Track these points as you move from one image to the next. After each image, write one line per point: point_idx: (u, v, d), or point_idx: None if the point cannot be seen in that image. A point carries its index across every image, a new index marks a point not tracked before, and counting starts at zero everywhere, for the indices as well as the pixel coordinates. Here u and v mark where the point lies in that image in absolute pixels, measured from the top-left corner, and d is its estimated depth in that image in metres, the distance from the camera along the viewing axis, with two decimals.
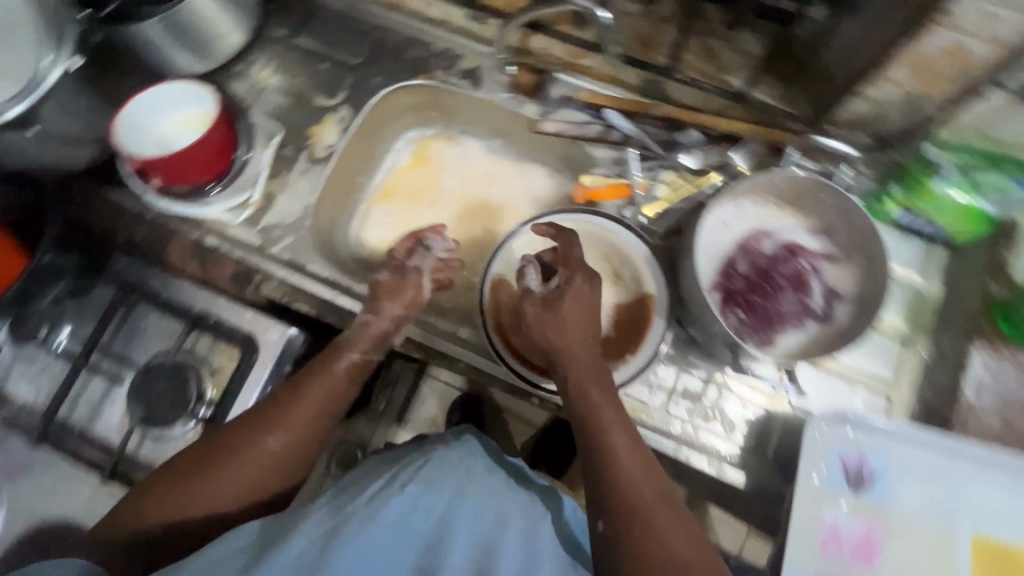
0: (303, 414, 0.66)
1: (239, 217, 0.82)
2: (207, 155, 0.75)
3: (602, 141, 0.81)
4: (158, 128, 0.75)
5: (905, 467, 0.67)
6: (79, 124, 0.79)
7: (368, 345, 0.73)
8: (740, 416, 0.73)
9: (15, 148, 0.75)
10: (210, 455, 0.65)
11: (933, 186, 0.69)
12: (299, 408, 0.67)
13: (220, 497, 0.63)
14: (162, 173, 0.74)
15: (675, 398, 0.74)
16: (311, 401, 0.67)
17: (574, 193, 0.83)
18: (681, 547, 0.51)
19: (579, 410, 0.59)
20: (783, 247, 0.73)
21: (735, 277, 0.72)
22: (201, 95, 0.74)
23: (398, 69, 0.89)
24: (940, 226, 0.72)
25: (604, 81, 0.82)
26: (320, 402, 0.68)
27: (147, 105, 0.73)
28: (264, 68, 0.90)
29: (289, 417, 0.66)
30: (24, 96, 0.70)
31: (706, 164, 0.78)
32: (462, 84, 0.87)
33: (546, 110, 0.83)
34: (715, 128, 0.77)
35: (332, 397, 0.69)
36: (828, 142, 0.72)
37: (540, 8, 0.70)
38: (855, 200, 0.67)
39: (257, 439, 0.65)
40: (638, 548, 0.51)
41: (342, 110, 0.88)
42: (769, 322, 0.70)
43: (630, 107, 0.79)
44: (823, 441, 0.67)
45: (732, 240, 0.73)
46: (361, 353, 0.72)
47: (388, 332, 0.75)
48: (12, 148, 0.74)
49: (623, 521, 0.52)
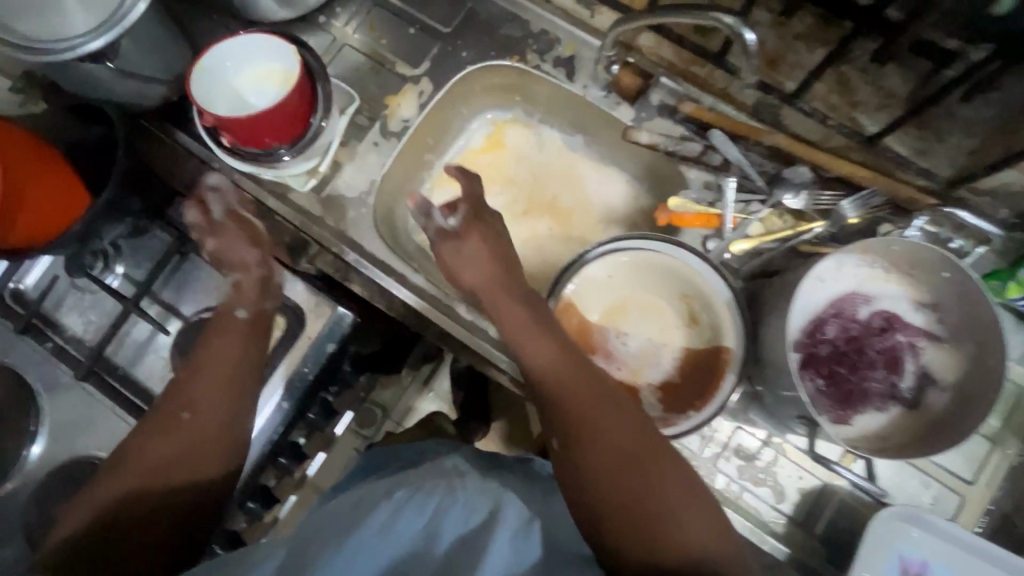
0: (209, 375, 0.66)
1: (306, 185, 0.78)
2: (282, 116, 0.67)
3: (699, 163, 0.74)
4: (237, 79, 0.70)
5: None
6: (159, 64, 0.75)
7: (255, 294, 0.72)
8: (793, 486, 0.68)
9: (95, 83, 0.71)
10: (149, 449, 0.62)
11: None
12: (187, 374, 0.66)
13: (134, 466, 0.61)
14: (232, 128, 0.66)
15: (726, 453, 0.69)
16: (229, 356, 0.67)
17: (657, 215, 0.75)
18: (633, 450, 0.48)
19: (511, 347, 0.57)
20: (879, 317, 0.66)
21: (822, 344, 0.65)
22: (284, 51, 0.68)
23: (488, 45, 0.82)
24: None
25: (716, 96, 0.73)
26: (236, 361, 0.68)
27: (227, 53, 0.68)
28: (347, 23, 0.85)
29: (206, 386, 0.65)
30: (106, 29, 0.63)
31: (810, 206, 0.70)
32: (555, 73, 0.80)
33: (641, 118, 0.77)
34: (831, 170, 0.68)
35: (241, 352, 0.68)
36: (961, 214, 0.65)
37: (678, 16, 0.61)
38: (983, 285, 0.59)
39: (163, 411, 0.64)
40: (586, 462, 0.48)
41: (423, 83, 0.83)
42: (850, 397, 0.65)
43: (741, 130, 0.70)
44: (887, 540, 0.60)
45: (825, 301, 0.66)
46: (249, 307, 0.71)
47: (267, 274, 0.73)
48: (92, 83, 0.71)
49: (569, 435, 0.50)
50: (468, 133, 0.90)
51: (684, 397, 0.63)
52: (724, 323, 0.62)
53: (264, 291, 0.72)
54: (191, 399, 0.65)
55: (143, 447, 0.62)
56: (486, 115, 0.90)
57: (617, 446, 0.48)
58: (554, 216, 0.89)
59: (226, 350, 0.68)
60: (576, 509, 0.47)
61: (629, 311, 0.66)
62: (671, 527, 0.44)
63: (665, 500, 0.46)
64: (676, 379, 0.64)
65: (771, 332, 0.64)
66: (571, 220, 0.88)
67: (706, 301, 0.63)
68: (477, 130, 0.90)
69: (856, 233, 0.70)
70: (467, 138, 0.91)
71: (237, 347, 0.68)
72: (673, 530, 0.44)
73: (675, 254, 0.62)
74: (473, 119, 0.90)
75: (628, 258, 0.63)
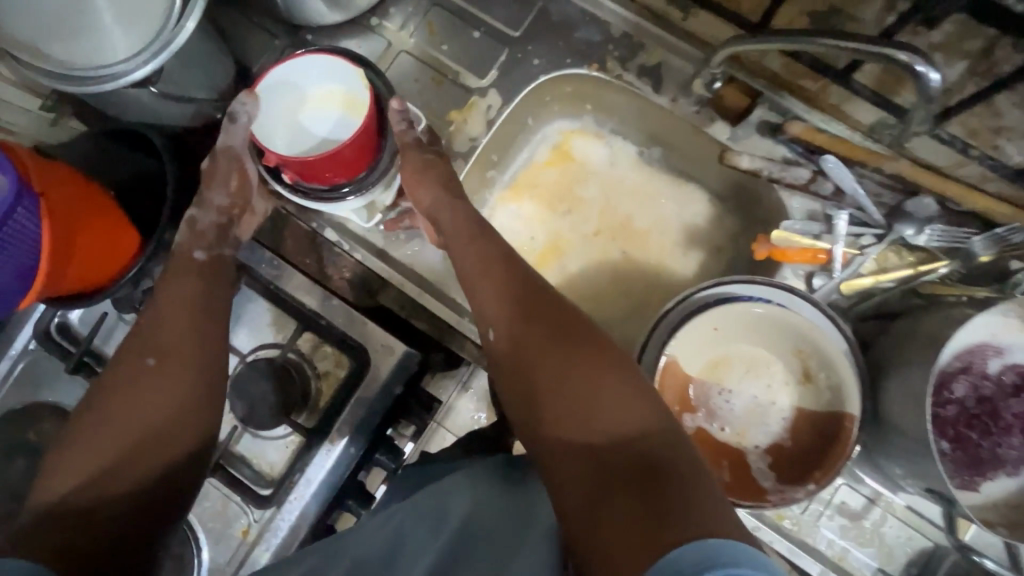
0: (171, 318, 0.60)
1: (369, 221, 0.75)
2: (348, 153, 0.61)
3: (807, 191, 0.66)
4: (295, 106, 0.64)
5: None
6: (202, 80, 0.67)
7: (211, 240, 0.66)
8: (900, 546, 0.64)
9: (136, 105, 0.64)
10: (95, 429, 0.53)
11: None
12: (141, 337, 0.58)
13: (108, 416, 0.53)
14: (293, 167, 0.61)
15: (830, 512, 0.64)
16: (163, 306, 0.60)
17: (755, 248, 0.68)
18: (580, 369, 0.49)
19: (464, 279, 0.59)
20: (1015, 374, 0.58)
21: (949, 405, 0.58)
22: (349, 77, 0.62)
23: (565, 51, 0.74)
24: None
25: (830, 115, 0.66)
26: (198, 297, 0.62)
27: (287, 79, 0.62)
28: (402, 25, 0.76)
29: (162, 328, 0.59)
30: (155, 51, 0.55)
31: (936, 242, 0.63)
32: (641, 84, 0.72)
33: (739, 136, 0.69)
34: (963, 203, 0.61)
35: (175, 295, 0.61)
36: None
37: (838, 42, 0.51)
38: None
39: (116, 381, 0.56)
40: (529, 379, 0.50)
41: (490, 95, 0.75)
42: (980, 463, 0.58)
43: (854, 153, 0.63)
44: None
45: (954, 353, 0.58)
46: (206, 248, 0.65)
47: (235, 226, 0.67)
48: (134, 105, 0.63)
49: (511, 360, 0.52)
50: (533, 143, 0.81)
51: (794, 463, 0.58)
52: (845, 383, 0.56)
53: (221, 237, 0.66)
54: (152, 341, 0.58)
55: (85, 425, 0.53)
56: (556, 125, 0.81)
57: (545, 346, 0.51)
58: (628, 239, 0.80)
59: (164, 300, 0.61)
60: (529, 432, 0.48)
61: (733, 365, 0.61)
62: (603, 409, 0.46)
63: (604, 406, 0.46)
64: (785, 442, 0.59)
65: (895, 388, 0.58)
66: (647, 243, 0.79)
67: (824, 358, 0.57)
68: (543, 139, 0.81)
69: (987, 274, 0.62)
70: (532, 149, 0.81)
71: (182, 293, 0.61)
72: (608, 418, 0.46)
73: (792, 308, 0.57)
74: (541, 129, 0.81)
75: (743, 309, 0.58)
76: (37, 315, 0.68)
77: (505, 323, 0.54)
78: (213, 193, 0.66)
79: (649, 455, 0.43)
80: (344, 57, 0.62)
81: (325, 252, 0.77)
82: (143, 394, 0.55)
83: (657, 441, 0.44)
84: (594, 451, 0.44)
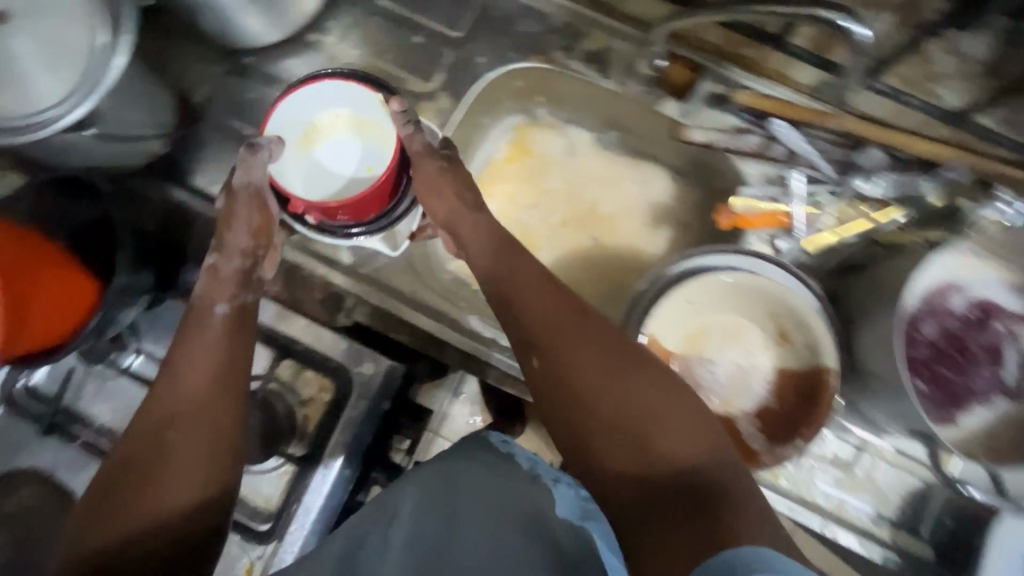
0: (189, 361, 0.51)
1: (395, 249, 0.74)
2: (367, 200, 0.65)
3: (762, 157, 0.66)
4: (310, 122, 0.68)
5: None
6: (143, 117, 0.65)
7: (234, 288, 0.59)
8: (894, 489, 0.66)
9: (74, 151, 0.63)
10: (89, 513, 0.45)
11: None
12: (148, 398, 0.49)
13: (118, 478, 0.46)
14: (315, 209, 0.64)
15: (824, 466, 0.66)
16: (177, 362, 0.51)
17: (718, 218, 0.70)
18: (644, 392, 0.45)
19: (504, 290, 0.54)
20: (976, 307, 0.61)
21: (921, 344, 0.60)
22: (371, 104, 0.67)
23: (507, 45, 0.76)
24: None
25: (770, 80, 0.68)
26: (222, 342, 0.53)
27: (304, 101, 0.66)
28: (342, 37, 0.76)
29: (173, 376, 0.50)
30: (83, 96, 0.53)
31: (893, 194, 0.63)
32: (586, 69, 0.74)
33: (688, 109, 0.71)
34: (907, 150, 0.63)
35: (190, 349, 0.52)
36: None
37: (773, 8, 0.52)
38: None
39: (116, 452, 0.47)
40: (590, 401, 0.45)
41: (440, 98, 0.76)
42: (955, 397, 0.60)
43: (801, 115, 0.65)
44: (1004, 538, 0.58)
45: (921, 296, 0.61)
46: (228, 300, 0.57)
47: (251, 266, 0.61)
48: (69, 151, 0.62)
49: (559, 383, 0.47)
50: (488, 138, 0.78)
51: (780, 419, 0.59)
52: (820, 340, 0.58)
53: (242, 282, 0.60)
54: (165, 390, 0.50)
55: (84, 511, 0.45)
56: (507, 116, 0.78)
57: (598, 360, 0.47)
58: (595, 226, 0.77)
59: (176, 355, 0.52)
60: (572, 458, 0.46)
61: (710, 336, 0.61)
62: (664, 435, 0.43)
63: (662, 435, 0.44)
64: (770, 400, 0.60)
65: (867, 332, 0.60)
66: (614, 228, 0.77)
67: (796, 318, 0.59)
68: (499, 133, 0.78)
69: None
70: (488, 144, 0.78)
71: (217, 343, 0.53)
72: (665, 440, 0.43)
73: (759, 276, 0.58)
74: (496, 122, 0.78)
75: (719, 281, 0.59)
76: (0, 380, 0.65)
77: (543, 330, 0.50)
78: (234, 236, 0.61)
79: (693, 478, 0.42)
80: (360, 82, 0.67)
81: (293, 275, 0.76)
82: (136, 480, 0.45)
83: (701, 468, 0.42)
84: (641, 477, 0.43)
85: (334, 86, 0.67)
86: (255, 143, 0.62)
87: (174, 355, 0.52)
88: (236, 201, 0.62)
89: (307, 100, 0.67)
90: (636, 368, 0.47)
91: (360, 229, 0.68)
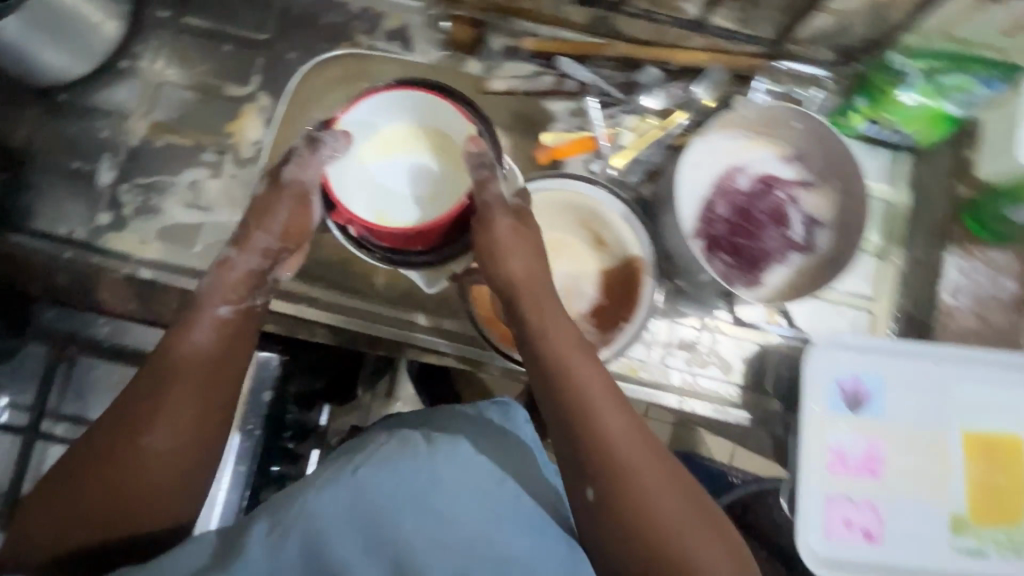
0: (175, 377, 0.50)
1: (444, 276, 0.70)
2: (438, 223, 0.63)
3: (558, 93, 0.75)
4: (382, 132, 0.66)
5: (901, 383, 0.70)
6: None
7: (236, 294, 0.57)
8: (737, 357, 0.74)
9: None
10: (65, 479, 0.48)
11: (897, 95, 0.68)
12: (149, 379, 0.50)
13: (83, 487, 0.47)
14: (359, 224, 0.62)
15: (672, 350, 0.73)
16: (184, 368, 0.51)
17: (537, 155, 0.76)
18: (665, 493, 0.47)
19: (543, 355, 0.54)
20: (758, 181, 0.70)
21: (716, 222, 0.69)
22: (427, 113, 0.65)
23: (314, 39, 0.79)
24: (906, 133, 0.73)
25: (551, 25, 0.75)
26: (205, 363, 0.52)
27: (367, 110, 0.64)
28: (155, 58, 0.78)
29: (159, 399, 0.49)
30: None
31: (670, 103, 0.74)
32: (392, 47, 0.78)
33: (490, 65, 0.77)
34: (673, 62, 0.72)
35: (202, 344, 0.52)
36: (791, 66, 0.72)
37: None
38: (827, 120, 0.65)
39: (107, 430, 0.48)
40: (620, 506, 0.46)
41: (261, 98, 0.78)
42: (754, 261, 0.69)
43: (582, 50, 0.73)
44: (822, 369, 0.69)
45: (707, 182, 0.70)
46: (232, 303, 0.56)
47: (262, 269, 0.61)
48: None
49: (598, 475, 0.47)
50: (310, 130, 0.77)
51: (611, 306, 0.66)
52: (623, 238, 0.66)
53: (254, 285, 0.59)
54: (143, 407, 0.49)
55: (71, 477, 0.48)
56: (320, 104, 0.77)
57: (624, 442, 0.48)
58: None
59: (185, 359, 0.51)
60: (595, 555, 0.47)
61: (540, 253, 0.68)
62: (658, 518, 0.46)
63: (678, 539, 0.46)
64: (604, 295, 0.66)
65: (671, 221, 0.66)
66: None
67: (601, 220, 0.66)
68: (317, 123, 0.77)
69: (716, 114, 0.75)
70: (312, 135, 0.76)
71: (218, 341, 0.53)
72: (678, 547, 0.45)
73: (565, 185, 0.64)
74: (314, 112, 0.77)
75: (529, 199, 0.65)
76: None
77: (567, 415, 0.50)
78: (258, 236, 0.61)
79: None
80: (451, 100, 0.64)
81: (147, 294, 0.73)
82: (129, 477, 0.47)
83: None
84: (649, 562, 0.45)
85: (390, 97, 0.64)
86: (320, 139, 0.62)
87: (191, 348, 0.52)
88: (281, 196, 0.61)
89: (392, 117, 0.65)
90: (671, 477, 0.48)
91: (419, 253, 0.65)
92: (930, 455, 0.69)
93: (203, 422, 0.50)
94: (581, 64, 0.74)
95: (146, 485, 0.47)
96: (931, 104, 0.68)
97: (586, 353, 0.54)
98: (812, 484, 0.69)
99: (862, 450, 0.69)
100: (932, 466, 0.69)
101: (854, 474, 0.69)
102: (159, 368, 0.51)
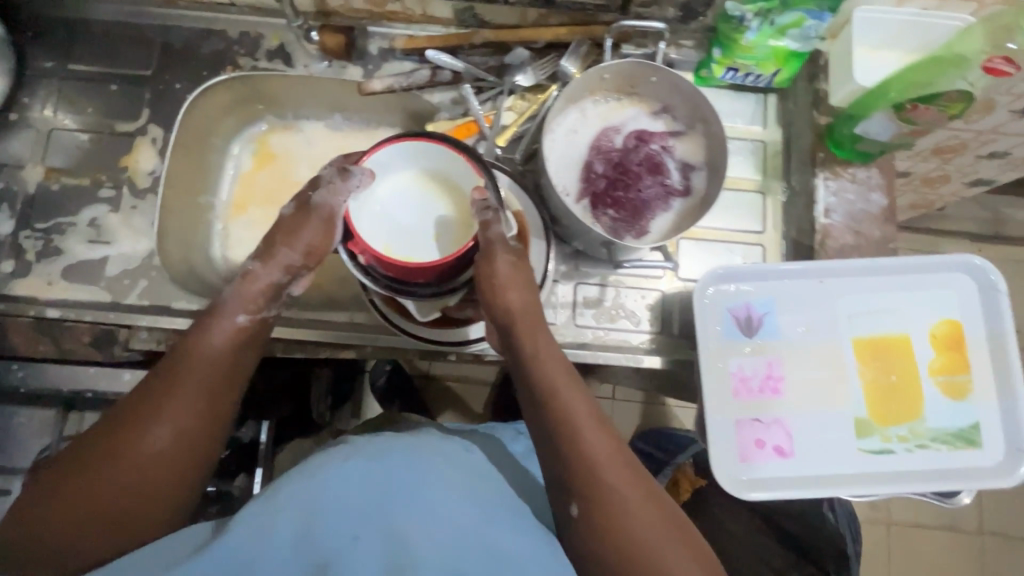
0: (181, 391, 0.68)
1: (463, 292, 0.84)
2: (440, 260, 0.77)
3: (434, 83, 0.88)
4: (383, 182, 0.81)
5: (780, 300, 0.85)
6: None
7: (251, 306, 0.77)
8: (639, 305, 0.88)
9: None
10: (99, 460, 0.63)
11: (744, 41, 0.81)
12: (156, 385, 0.68)
13: (114, 475, 0.63)
14: (370, 254, 0.75)
15: (580, 309, 0.88)
16: (195, 374, 0.69)
17: None
18: (636, 500, 0.65)
19: (541, 380, 0.72)
20: (633, 137, 0.79)
21: (597, 180, 0.78)
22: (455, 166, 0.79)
23: (197, 68, 0.93)
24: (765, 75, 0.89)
25: (421, 23, 0.90)
26: (207, 376, 0.70)
27: (401, 152, 0.79)
28: (45, 105, 0.93)
29: (176, 400, 0.67)
30: None
31: (537, 78, 0.86)
32: (274, 64, 0.93)
33: (367, 66, 0.91)
34: (535, 39, 0.85)
35: (219, 348, 0.72)
36: (635, 23, 0.81)
37: None
38: (679, 73, 0.74)
39: (121, 432, 0.65)
40: (609, 514, 0.64)
41: (150, 131, 0.93)
42: (638, 212, 0.77)
43: (452, 42, 0.86)
44: (713, 303, 0.84)
45: (584, 145, 0.80)
46: (247, 312, 0.76)
47: (279, 282, 0.81)
48: None
49: (584, 493, 0.65)
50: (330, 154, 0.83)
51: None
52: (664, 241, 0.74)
53: (270, 297, 0.80)
54: (152, 412, 0.66)
55: (111, 455, 0.64)
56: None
57: (619, 478, 0.66)
58: None
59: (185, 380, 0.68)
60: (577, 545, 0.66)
61: (439, 234, 0.80)
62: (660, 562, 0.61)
63: (647, 537, 0.63)
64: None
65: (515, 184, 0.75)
66: None
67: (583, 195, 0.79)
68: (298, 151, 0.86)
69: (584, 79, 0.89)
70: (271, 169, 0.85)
71: (228, 344, 0.73)
72: (659, 557, 0.62)
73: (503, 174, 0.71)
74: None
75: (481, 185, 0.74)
76: None
77: (552, 422, 0.70)
78: (302, 236, 0.81)
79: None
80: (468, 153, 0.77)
81: (55, 331, 0.87)
82: (168, 460, 0.66)
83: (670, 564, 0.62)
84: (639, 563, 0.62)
85: (436, 147, 0.78)
86: (350, 172, 0.77)
87: (207, 354, 0.71)
88: (312, 219, 0.81)
89: (433, 160, 0.80)
90: (660, 516, 0.65)
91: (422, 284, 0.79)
92: (822, 364, 0.83)
93: (201, 430, 0.68)
94: (451, 54, 0.87)
95: (184, 460, 0.66)
96: (779, 44, 0.82)
97: (580, 387, 0.73)
98: (716, 413, 0.82)
99: (760, 373, 0.83)
100: (824, 371, 0.83)
101: (760, 394, 0.82)
102: (177, 365, 0.69)
